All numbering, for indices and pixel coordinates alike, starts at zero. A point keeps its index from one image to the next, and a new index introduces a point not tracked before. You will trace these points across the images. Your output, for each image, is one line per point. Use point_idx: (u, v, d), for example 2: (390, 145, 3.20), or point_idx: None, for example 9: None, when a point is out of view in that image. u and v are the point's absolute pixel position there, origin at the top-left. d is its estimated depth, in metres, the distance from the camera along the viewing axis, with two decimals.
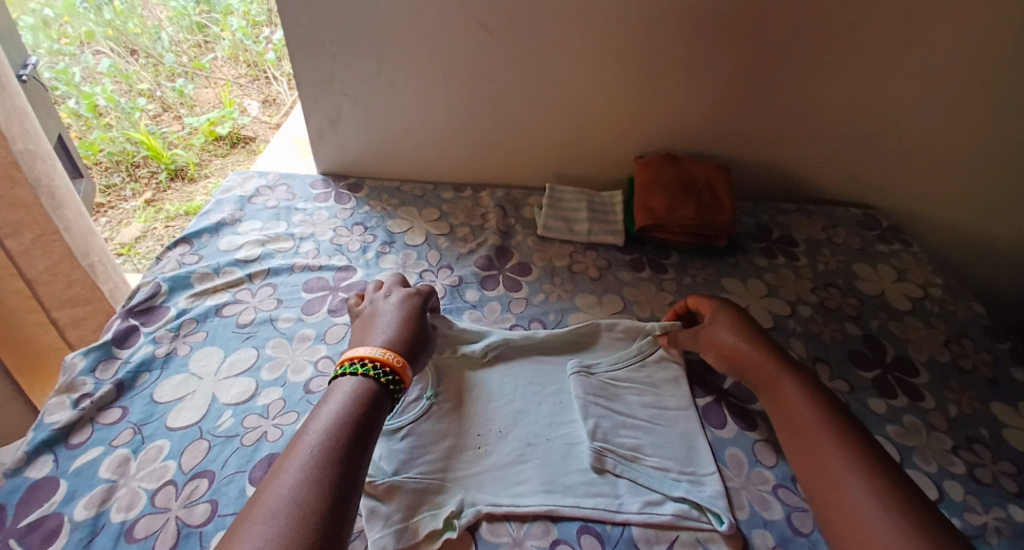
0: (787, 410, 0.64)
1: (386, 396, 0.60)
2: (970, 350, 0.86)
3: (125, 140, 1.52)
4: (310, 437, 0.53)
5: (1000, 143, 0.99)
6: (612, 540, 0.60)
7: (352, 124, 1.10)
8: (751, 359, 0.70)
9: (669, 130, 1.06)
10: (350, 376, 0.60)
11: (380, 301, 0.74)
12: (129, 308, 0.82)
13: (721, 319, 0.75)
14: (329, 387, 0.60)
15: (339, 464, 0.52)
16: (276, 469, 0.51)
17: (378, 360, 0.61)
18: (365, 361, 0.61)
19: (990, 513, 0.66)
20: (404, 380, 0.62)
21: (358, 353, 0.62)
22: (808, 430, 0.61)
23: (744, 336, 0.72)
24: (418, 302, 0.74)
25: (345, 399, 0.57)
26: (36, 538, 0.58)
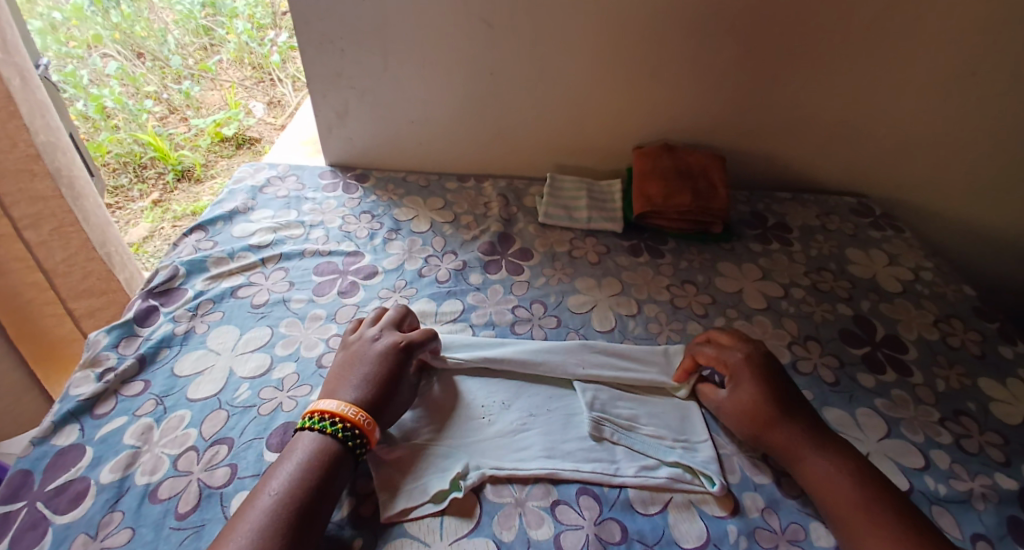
0: (824, 484, 0.62)
1: (348, 456, 0.61)
2: (959, 329, 0.88)
3: (133, 142, 1.56)
4: (265, 499, 0.56)
5: (989, 130, 1.02)
6: (610, 501, 0.64)
7: (359, 117, 1.14)
8: (778, 427, 0.67)
9: (667, 120, 1.09)
10: (317, 432, 0.62)
11: (365, 344, 0.71)
12: (149, 290, 0.85)
13: (743, 377, 0.71)
14: (292, 441, 0.62)
15: (281, 534, 0.54)
16: (222, 539, 0.54)
17: (349, 421, 0.62)
18: (336, 419, 0.62)
19: (975, 480, 0.68)
20: (371, 442, 0.63)
21: (329, 408, 0.63)
22: (850, 508, 0.60)
23: (769, 402, 0.68)
24: (404, 354, 0.70)
25: (299, 464, 0.59)
26: (63, 501, 0.61)
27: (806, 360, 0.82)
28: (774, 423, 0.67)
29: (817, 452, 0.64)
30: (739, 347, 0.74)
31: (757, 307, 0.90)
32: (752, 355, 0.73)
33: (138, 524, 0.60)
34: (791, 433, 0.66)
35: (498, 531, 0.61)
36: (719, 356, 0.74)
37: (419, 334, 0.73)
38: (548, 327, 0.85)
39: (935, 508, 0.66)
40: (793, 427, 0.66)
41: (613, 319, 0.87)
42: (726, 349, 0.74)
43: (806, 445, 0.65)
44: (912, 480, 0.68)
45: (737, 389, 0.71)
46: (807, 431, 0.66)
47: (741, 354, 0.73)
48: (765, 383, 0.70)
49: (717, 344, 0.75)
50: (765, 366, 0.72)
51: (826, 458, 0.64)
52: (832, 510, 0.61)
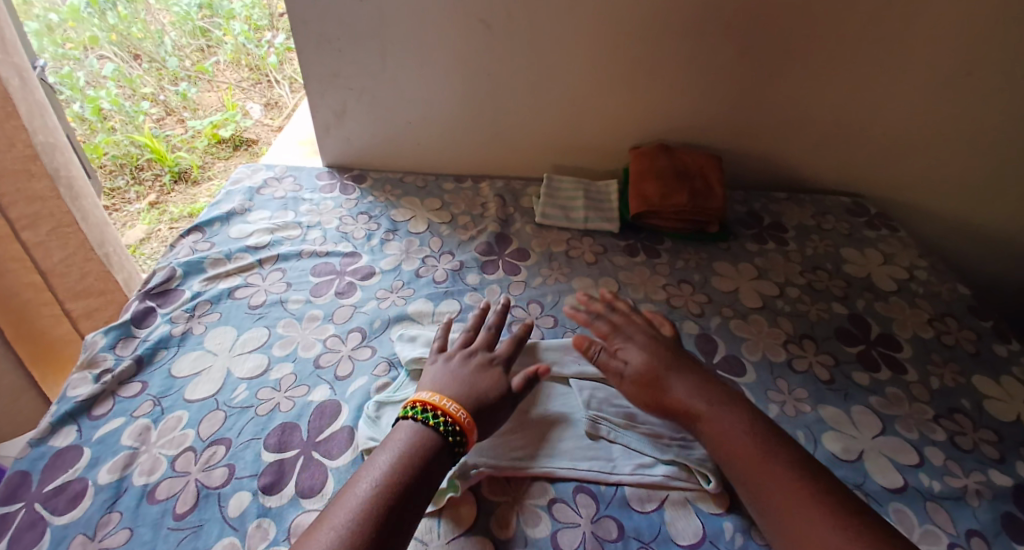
0: (719, 438, 0.63)
1: (447, 452, 0.60)
2: (953, 327, 0.88)
3: (129, 144, 1.56)
4: (362, 486, 0.56)
5: (981, 130, 1.03)
6: (606, 499, 0.64)
7: (356, 118, 1.14)
8: (669, 391, 0.68)
9: (663, 121, 1.09)
10: (420, 423, 0.61)
11: (462, 365, 0.69)
12: (146, 291, 0.86)
13: (632, 351, 0.73)
14: (393, 431, 0.62)
15: (381, 523, 0.53)
16: (319, 523, 0.54)
17: (450, 416, 0.61)
18: (438, 413, 0.62)
19: (970, 476, 0.69)
20: (469, 441, 0.62)
21: (433, 401, 0.63)
22: (747, 455, 0.61)
23: (656, 369, 0.70)
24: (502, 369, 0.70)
25: (398, 454, 0.58)
26: (61, 501, 0.61)
27: (802, 358, 0.83)
28: (667, 390, 0.68)
29: (717, 415, 0.65)
30: (629, 324, 0.77)
31: (753, 306, 0.91)
32: (639, 331, 0.76)
33: (136, 524, 0.60)
34: (684, 394, 0.67)
35: (496, 530, 0.61)
36: (611, 330, 0.77)
37: (508, 346, 0.73)
38: (545, 327, 0.85)
39: (930, 505, 0.66)
40: (687, 392, 0.67)
41: None
42: (615, 329, 0.77)
43: (699, 404, 0.66)
44: (906, 476, 0.69)
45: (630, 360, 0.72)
46: (704, 396, 0.67)
47: (632, 331, 0.76)
48: (654, 354, 0.72)
49: (610, 326, 0.78)
50: (651, 340, 0.74)
51: (728, 420, 0.64)
52: (733, 462, 0.62)
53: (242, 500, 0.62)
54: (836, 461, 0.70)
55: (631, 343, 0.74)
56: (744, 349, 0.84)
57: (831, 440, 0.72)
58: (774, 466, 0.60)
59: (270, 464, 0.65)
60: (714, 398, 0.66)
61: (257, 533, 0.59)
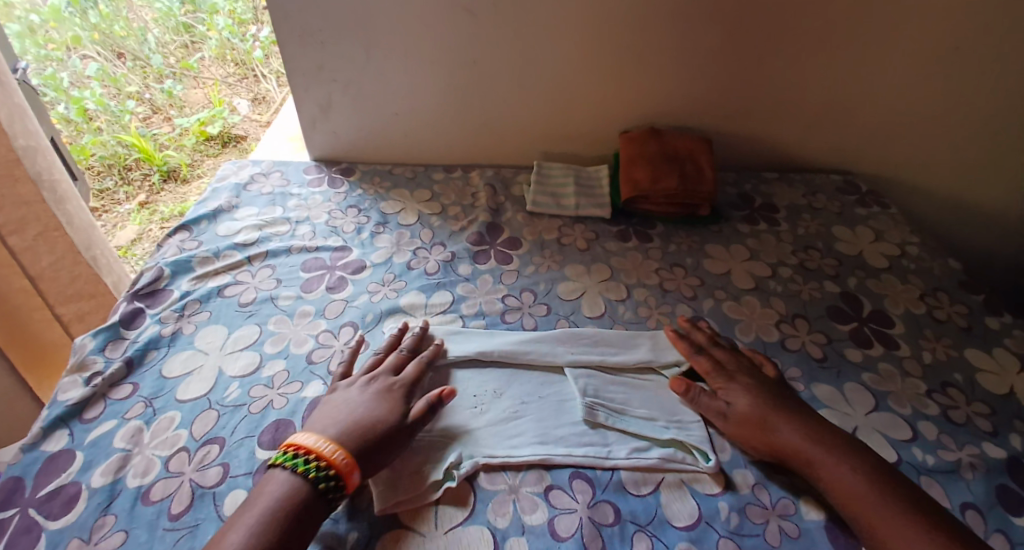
0: (838, 485, 0.60)
1: (320, 501, 0.58)
2: (945, 303, 0.89)
3: (116, 144, 1.53)
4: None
5: (972, 105, 1.02)
6: (602, 484, 0.64)
7: (343, 110, 1.13)
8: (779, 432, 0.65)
9: (652, 104, 1.09)
10: (290, 473, 0.59)
11: (359, 397, 0.67)
12: (134, 292, 0.85)
13: (735, 391, 0.70)
14: (264, 480, 0.59)
15: None
16: None
17: (324, 460, 0.59)
18: (311, 458, 0.59)
19: (963, 450, 0.69)
20: (347, 485, 0.59)
21: (308, 444, 0.60)
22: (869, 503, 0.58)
23: (764, 411, 0.67)
24: (402, 394, 0.68)
25: (266, 511, 0.56)
26: (56, 505, 0.61)
27: (795, 338, 0.83)
28: (773, 432, 0.65)
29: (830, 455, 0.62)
30: (728, 361, 0.74)
31: (745, 287, 0.91)
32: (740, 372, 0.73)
33: (131, 526, 0.60)
34: (795, 436, 0.64)
35: (492, 518, 0.61)
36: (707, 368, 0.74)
37: (414, 371, 0.71)
38: (538, 315, 0.85)
39: (924, 479, 0.66)
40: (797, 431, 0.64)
41: (603, 304, 0.87)
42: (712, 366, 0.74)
43: (815, 450, 0.63)
44: (900, 451, 0.69)
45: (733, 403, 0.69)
46: (816, 436, 0.64)
47: (732, 368, 0.73)
48: (759, 395, 0.69)
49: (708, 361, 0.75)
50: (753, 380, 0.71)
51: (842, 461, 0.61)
52: (849, 507, 0.59)
53: (237, 498, 0.62)
54: None
55: (732, 382, 0.71)
56: (737, 331, 0.84)
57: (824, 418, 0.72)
58: (907, 523, 0.56)
59: (265, 461, 0.65)
60: (829, 443, 0.63)
61: None
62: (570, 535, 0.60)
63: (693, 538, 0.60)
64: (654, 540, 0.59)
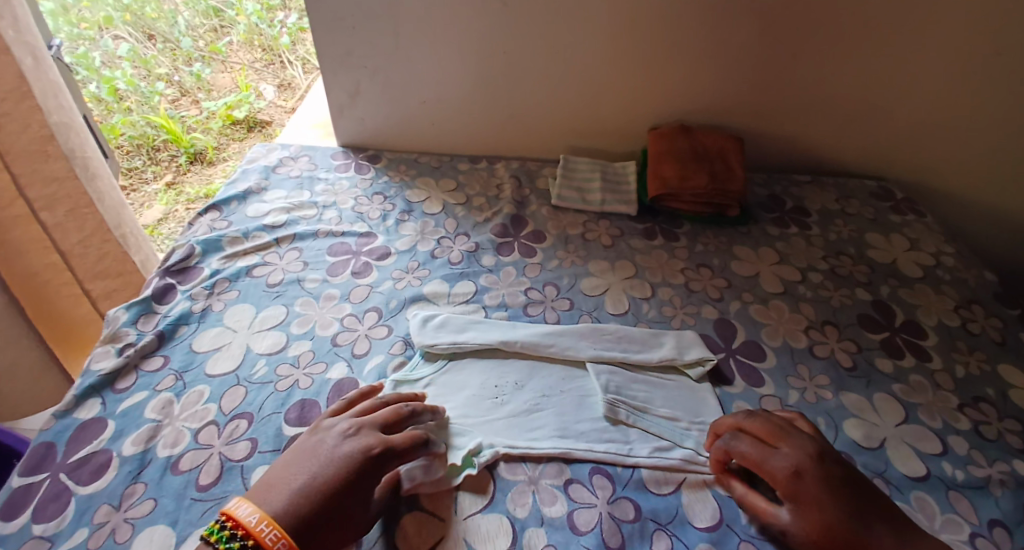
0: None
1: None
2: (980, 315, 0.86)
3: (145, 125, 1.56)
4: None
5: (1013, 114, 1.00)
6: (623, 480, 0.64)
7: (371, 97, 1.13)
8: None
9: (683, 101, 1.07)
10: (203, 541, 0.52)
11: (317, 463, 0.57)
12: (166, 268, 0.86)
13: (804, 503, 0.56)
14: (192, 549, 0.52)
15: None
16: None
17: (243, 533, 0.51)
18: (233, 528, 0.52)
19: (993, 466, 0.68)
20: None
21: (233, 512, 0.53)
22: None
23: (845, 529, 0.54)
24: (370, 468, 0.57)
25: None
26: (85, 473, 0.62)
27: (824, 345, 0.82)
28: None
29: None
30: (784, 445, 0.60)
31: (773, 291, 0.89)
32: (806, 471, 0.57)
33: (160, 495, 0.61)
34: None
35: (512, 508, 0.61)
36: (763, 465, 0.59)
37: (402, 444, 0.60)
38: (561, 310, 0.85)
39: (952, 493, 0.65)
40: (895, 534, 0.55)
41: (627, 302, 0.87)
42: (766, 459, 0.59)
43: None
44: (928, 464, 0.68)
45: (798, 519, 0.56)
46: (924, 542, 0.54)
47: (791, 457, 0.59)
48: (836, 505, 0.55)
49: (760, 455, 0.60)
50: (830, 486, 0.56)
51: None
52: None
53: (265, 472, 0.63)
54: (857, 448, 0.69)
55: (796, 479, 0.57)
56: (763, 334, 0.83)
57: (852, 427, 0.71)
58: None
59: (291, 438, 0.66)
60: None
61: None
62: (590, 529, 0.59)
63: (714, 539, 0.59)
64: (674, 539, 0.59)
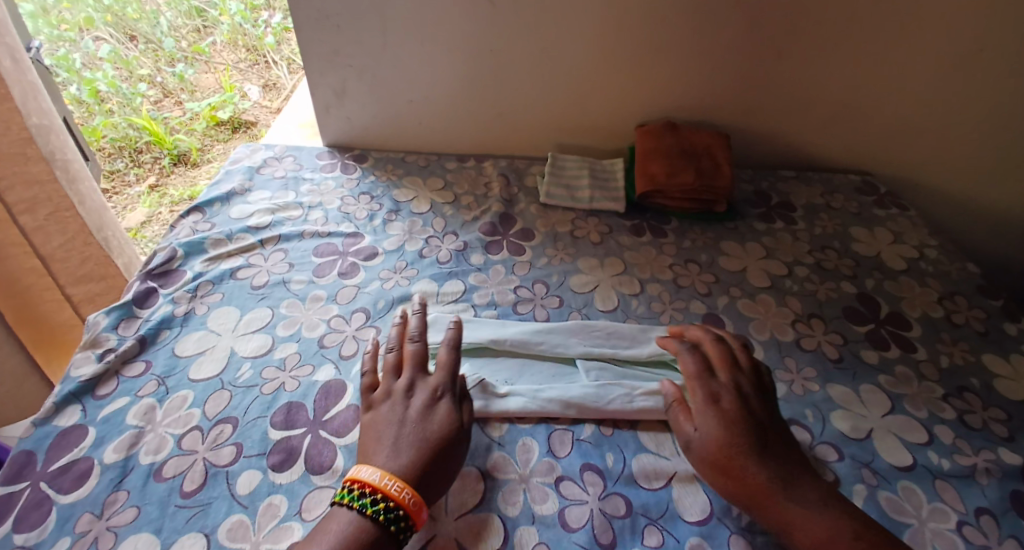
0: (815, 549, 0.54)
1: (390, 543, 0.54)
2: (963, 306, 0.87)
3: (128, 126, 1.53)
4: None
5: (995, 109, 1.01)
6: (614, 476, 0.64)
7: (357, 96, 1.12)
8: (749, 473, 0.59)
9: (670, 98, 1.07)
10: (357, 511, 0.55)
11: (406, 410, 0.63)
12: (148, 272, 0.85)
13: (706, 412, 0.64)
14: (317, 532, 0.55)
15: None
16: None
17: (392, 499, 0.55)
18: (379, 497, 0.56)
19: (979, 455, 0.68)
20: (418, 524, 0.56)
21: (371, 480, 0.57)
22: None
23: (733, 445, 0.60)
24: (449, 403, 0.64)
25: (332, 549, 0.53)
26: (67, 481, 0.61)
27: (811, 338, 0.82)
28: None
29: None
30: (722, 377, 0.67)
31: (760, 285, 0.90)
32: (714, 390, 0.66)
33: (143, 503, 0.60)
34: (767, 478, 0.58)
35: (503, 506, 0.61)
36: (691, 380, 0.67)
37: (448, 373, 0.67)
38: (550, 307, 0.84)
39: (938, 482, 0.65)
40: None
41: (616, 299, 0.86)
42: (696, 375, 0.67)
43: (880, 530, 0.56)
44: (914, 454, 0.68)
45: (702, 427, 0.63)
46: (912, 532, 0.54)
47: (718, 384, 0.66)
48: (731, 418, 0.63)
49: (694, 369, 0.68)
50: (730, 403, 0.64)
51: None
52: None
53: (252, 477, 0.62)
54: (845, 439, 0.69)
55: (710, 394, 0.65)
56: (751, 328, 0.83)
57: (839, 418, 0.72)
58: None
59: (277, 442, 0.65)
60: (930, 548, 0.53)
61: (267, 511, 0.59)
62: (581, 526, 0.59)
63: (704, 533, 0.59)
64: (665, 534, 0.59)
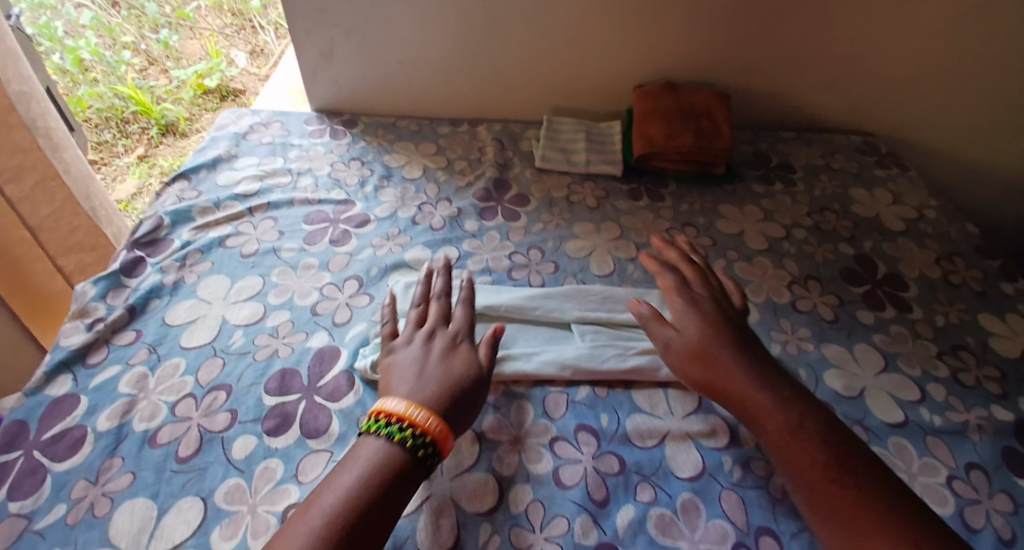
0: (789, 437, 0.57)
1: (418, 467, 0.54)
2: (961, 267, 0.87)
3: (113, 96, 1.50)
4: (325, 502, 0.50)
5: (1002, 64, 0.98)
6: (607, 436, 0.64)
7: (346, 57, 1.09)
8: (720, 363, 0.63)
9: (668, 56, 1.04)
10: (384, 439, 0.55)
11: (427, 351, 0.63)
12: (135, 241, 0.83)
13: (686, 314, 0.69)
14: (346, 457, 0.54)
15: (364, 514, 0.50)
16: (312, 501, 0.51)
17: (419, 427, 0.55)
18: (405, 425, 0.55)
19: (972, 412, 0.69)
20: (443, 450, 0.56)
21: (397, 410, 0.56)
22: (825, 483, 0.54)
23: (707, 340, 0.65)
24: (469, 347, 0.65)
25: (361, 475, 0.52)
26: (61, 448, 0.61)
27: (806, 299, 0.81)
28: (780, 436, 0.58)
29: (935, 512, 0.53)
30: (699, 288, 0.72)
31: (757, 248, 0.89)
32: (693, 297, 0.70)
33: (138, 468, 0.60)
34: (735, 368, 0.62)
35: (497, 467, 0.61)
36: (673, 289, 0.72)
37: (467, 321, 0.68)
38: (545, 273, 0.84)
39: (930, 439, 0.66)
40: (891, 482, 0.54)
41: (612, 263, 0.86)
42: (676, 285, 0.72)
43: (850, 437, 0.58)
44: (907, 411, 0.68)
45: (681, 326, 0.68)
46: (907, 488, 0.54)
47: (697, 293, 0.71)
48: (708, 319, 0.67)
49: (675, 281, 0.73)
50: (707, 308, 0.69)
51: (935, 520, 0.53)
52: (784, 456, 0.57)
53: (246, 442, 0.62)
54: (838, 398, 0.69)
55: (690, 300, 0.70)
56: (748, 291, 0.82)
57: (833, 376, 0.72)
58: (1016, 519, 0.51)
59: (271, 408, 0.65)
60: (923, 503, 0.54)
61: (263, 474, 0.59)
62: (575, 484, 0.60)
63: (696, 489, 0.60)
64: (658, 490, 0.60)
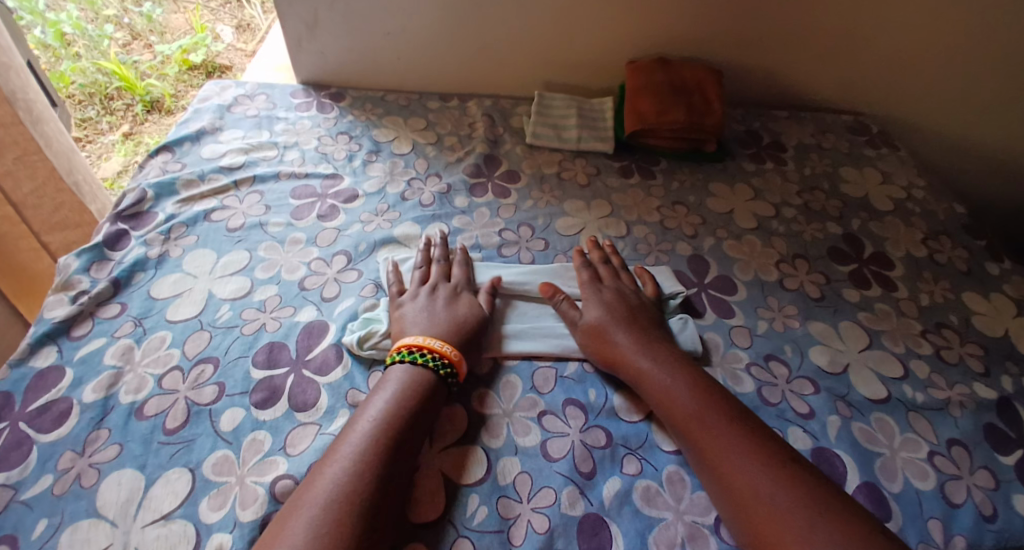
0: (664, 401, 0.61)
1: (441, 386, 0.62)
2: (947, 246, 0.87)
3: (96, 71, 1.46)
4: (362, 424, 0.56)
5: (994, 44, 0.98)
6: (595, 410, 0.65)
7: (332, 28, 1.06)
8: (614, 340, 0.67)
9: (661, 30, 1.03)
10: (409, 364, 0.62)
11: (432, 299, 0.70)
12: (118, 213, 0.82)
13: (591, 300, 0.72)
14: (376, 383, 0.62)
15: (399, 435, 0.56)
16: (349, 425, 0.57)
17: (437, 351, 0.63)
18: (425, 351, 0.63)
19: (954, 388, 0.70)
20: (461, 371, 0.64)
21: (415, 341, 0.63)
22: (703, 437, 0.58)
23: (608, 320, 0.69)
24: (470, 296, 0.72)
25: (391, 396, 0.59)
26: (47, 421, 0.61)
27: (794, 278, 0.82)
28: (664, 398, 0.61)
29: None
30: (608, 280, 0.75)
31: (747, 227, 0.89)
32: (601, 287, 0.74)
33: (126, 440, 0.60)
34: (628, 342, 0.66)
35: (485, 439, 0.62)
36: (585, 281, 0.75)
37: (465, 275, 0.75)
38: (535, 250, 0.83)
39: (913, 415, 0.67)
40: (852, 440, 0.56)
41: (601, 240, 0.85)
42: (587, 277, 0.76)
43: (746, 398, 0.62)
44: (890, 387, 0.70)
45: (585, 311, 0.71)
46: None
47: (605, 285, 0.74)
48: (610, 305, 0.71)
49: (589, 275, 0.76)
50: (610, 295, 0.72)
51: None
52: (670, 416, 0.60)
53: (235, 415, 0.62)
54: (822, 373, 0.70)
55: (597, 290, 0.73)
56: (736, 269, 0.83)
57: (818, 353, 0.73)
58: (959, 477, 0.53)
59: (259, 381, 0.65)
60: None
61: (251, 446, 0.59)
62: (562, 456, 0.60)
63: (681, 461, 0.61)
64: (644, 462, 0.60)
